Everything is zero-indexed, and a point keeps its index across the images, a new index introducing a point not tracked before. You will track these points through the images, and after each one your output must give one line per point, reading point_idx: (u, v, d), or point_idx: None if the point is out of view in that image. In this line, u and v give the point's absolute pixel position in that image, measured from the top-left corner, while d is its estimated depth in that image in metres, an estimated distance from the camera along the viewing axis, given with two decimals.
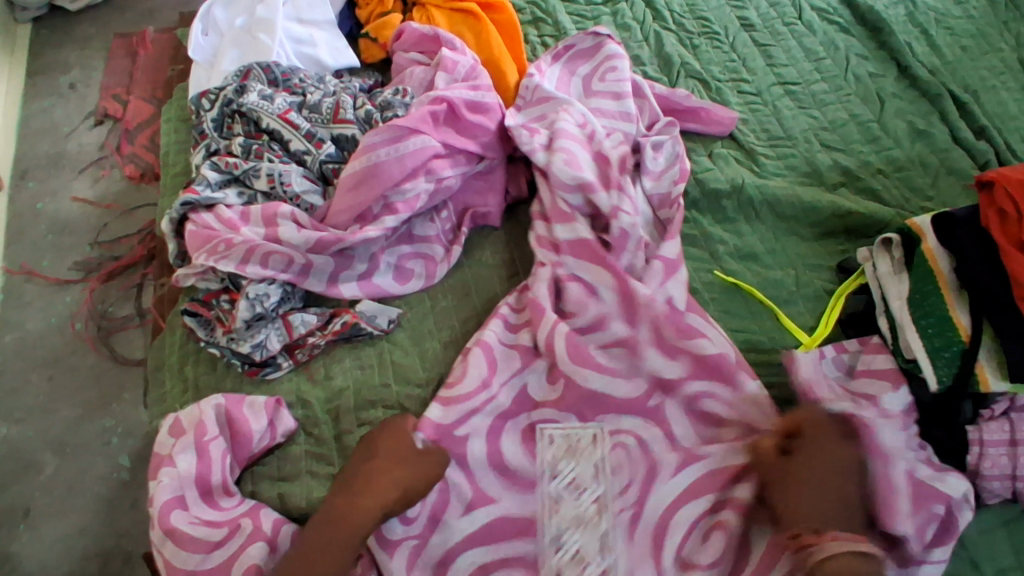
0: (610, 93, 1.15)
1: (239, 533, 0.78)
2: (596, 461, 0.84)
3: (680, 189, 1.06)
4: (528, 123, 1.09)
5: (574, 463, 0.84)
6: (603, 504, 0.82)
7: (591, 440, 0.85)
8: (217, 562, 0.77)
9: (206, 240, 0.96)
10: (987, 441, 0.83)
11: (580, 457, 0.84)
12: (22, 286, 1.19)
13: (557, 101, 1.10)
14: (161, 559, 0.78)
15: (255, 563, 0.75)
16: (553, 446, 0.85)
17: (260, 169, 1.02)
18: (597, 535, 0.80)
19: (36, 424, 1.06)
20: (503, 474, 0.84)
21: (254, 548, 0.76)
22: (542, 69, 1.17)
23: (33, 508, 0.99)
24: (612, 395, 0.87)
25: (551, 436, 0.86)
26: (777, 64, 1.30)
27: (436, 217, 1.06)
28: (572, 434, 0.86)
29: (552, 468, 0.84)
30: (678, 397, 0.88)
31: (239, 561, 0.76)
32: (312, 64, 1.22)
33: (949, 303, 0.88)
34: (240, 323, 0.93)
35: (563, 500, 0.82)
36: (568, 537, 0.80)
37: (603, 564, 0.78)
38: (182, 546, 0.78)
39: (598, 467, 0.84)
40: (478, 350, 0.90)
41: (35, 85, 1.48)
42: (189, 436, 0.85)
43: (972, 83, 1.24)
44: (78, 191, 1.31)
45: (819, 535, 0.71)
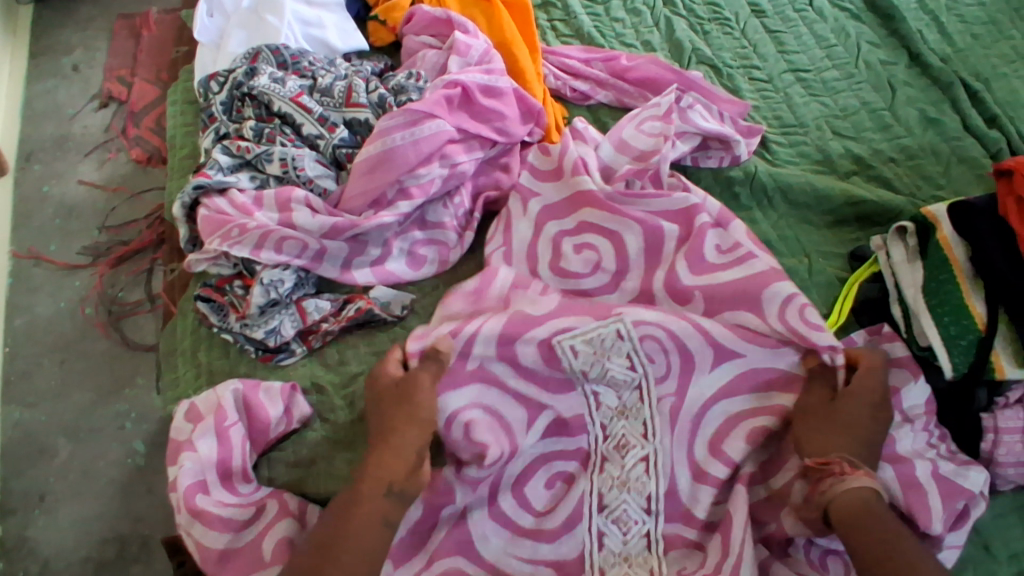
0: (589, 245, 0.97)
1: (267, 511, 0.80)
2: (644, 421, 0.84)
3: (704, 220, 0.94)
4: (505, 249, 0.99)
5: (605, 362, 0.85)
6: (652, 462, 0.82)
7: (614, 338, 0.85)
8: (248, 539, 0.78)
9: (219, 226, 0.95)
10: (1002, 428, 0.83)
11: (630, 417, 0.84)
12: (31, 271, 1.18)
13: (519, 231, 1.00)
14: (191, 541, 0.78)
15: (286, 537, 0.77)
16: (578, 357, 0.85)
17: (273, 153, 1.01)
18: (638, 425, 0.84)
19: (49, 409, 1.05)
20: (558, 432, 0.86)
21: (284, 523, 0.79)
22: (508, 229, 1.01)
23: (49, 493, 0.98)
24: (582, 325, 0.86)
25: (597, 395, 0.85)
26: (788, 50, 1.29)
27: (449, 202, 1.04)
28: (594, 335, 0.85)
29: (606, 431, 0.84)
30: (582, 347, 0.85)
31: (270, 536, 0.77)
32: (321, 48, 1.20)
33: (965, 292, 0.87)
34: (254, 309, 0.93)
35: (610, 459, 0.83)
36: (612, 497, 0.81)
37: (645, 526, 0.80)
38: (211, 526, 0.78)
39: (632, 357, 0.85)
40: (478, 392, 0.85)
41: (38, 66, 1.46)
42: (208, 421, 0.85)
43: (983, 71, 1.24)
44: (84, 174, 1.29)
45: (852, 470, 0.72)
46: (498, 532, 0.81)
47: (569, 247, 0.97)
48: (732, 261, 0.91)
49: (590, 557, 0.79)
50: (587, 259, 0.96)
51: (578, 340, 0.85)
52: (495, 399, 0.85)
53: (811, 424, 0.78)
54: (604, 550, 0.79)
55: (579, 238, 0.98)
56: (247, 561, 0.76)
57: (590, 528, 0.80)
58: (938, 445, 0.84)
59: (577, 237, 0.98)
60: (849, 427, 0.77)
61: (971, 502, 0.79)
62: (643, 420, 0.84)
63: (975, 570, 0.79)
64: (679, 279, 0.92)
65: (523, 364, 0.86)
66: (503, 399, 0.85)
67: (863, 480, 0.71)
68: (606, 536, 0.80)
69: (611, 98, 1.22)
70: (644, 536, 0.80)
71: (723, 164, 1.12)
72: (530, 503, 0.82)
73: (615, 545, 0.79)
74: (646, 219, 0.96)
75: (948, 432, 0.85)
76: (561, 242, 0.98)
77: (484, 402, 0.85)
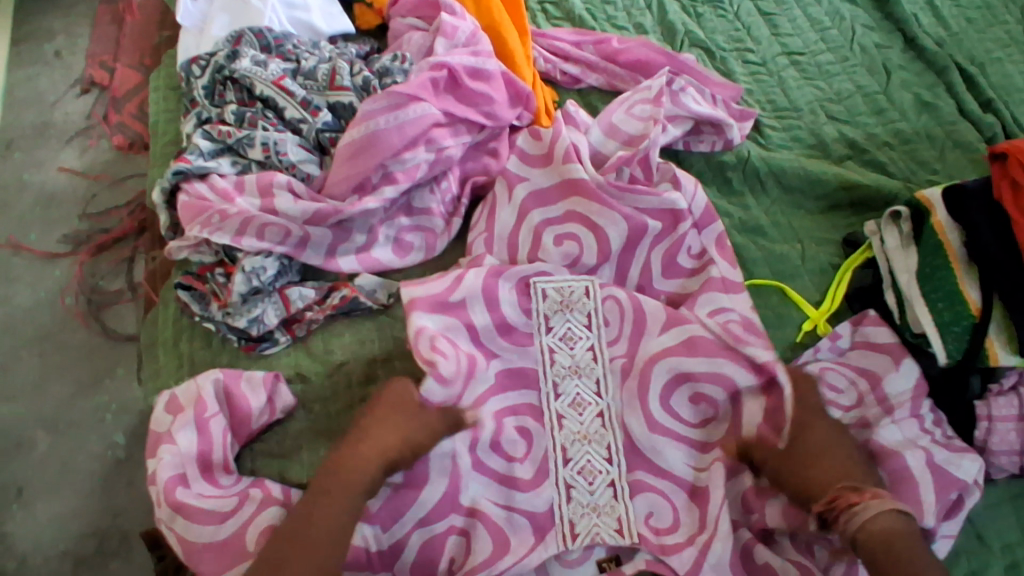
0: (572, 239, 0.95)
1: (249, 501, 0.78)
2: (598, 378, 0.86)
3: (687, 225, 0.95)
4: (488, 242, 0.96)
5: (566, 318, 0.89)
6: (607, 418, 0.84)
7: (582, 293, 0.90)
8: (231, 532, 0.76)
9: (200, 212, 0.93)
10: (996, 416, 0.80)
11: (585, 376, 0.86)
12: (10, 260, 1.15)
13: (502, 221, 0.98)
14: (173, 535, 0.76)
15: (272, 525, 0.76)
16: (547, 301, 0.89)
17: (254, 138, 0.98)
18: (592, 381, 0.86)
19: (28, 401, 1.02)
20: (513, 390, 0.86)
21: (268, 512, 0.77)
22: (491, 217, 0.98)
23: (27, 487, 0.95)
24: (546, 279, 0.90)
25: (552, 352, 0.88)
26: (782, 33, 1.27)
27: (436, 187, 1.02)
28: (565, 287, 0.90)
29: (556, 388, 0.86)
30: (552, 310, 0.89)
31: (254, 527, 0.76)
32: (306, 31, 1.17)
33: (959, 278, 0.84)
34: (236, 297, 0.91)
35: (567, 419, 0.84)
36: (575, 452, 0.82)
37: (610, 475, 0.81)
38: (193, 519, 0.76)
39: (592, 317, 0.89)
40: (446, 355, 0.82)
41: (19, 52, 1.43)
42: (188, 413, 0.83)
43: (978, 55, 1.22)
44: (65, 161, 1.26)
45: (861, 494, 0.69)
46: (479, 481, 0.81)
47: (551, 240, 0.95)
48: (708, 261, 0.94)
49: (561, 510, 0.80)
50: (567, 253, 0.94)
51: (549, 285, 0.90)
52: (459, 343, 0.86)
53: (823, 429, 0.77)
54: (571, 501, 0.80)
55: (556, 232, 0.96)
56: (229, 554, 0.75)
57: (555, 481, 0.81)
58: (931, 431, 0.81)
59: (561, 233, 0.96)
60: (837, 435, 0.76)
61: (965, 492, 0.77)
62: (597, 377, 0.86)
63: (969, 560, 0.77)
64: (652, 283, 0.95)
65: (501, 312, 0.88)
66: (463, 341, 0.87)
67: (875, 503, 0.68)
68: (574, 490, 0.81)
69: (602, 82, 1.20)
70: (610, 486, 0.81)
71: (716, 149, 1.10)
72: (501, 458, 0.82)
73: (584, 496, 0.80)
74: (633, 216, 0.94)
75: (944, 415, 0.83)
76: (546, 235, 0.96)
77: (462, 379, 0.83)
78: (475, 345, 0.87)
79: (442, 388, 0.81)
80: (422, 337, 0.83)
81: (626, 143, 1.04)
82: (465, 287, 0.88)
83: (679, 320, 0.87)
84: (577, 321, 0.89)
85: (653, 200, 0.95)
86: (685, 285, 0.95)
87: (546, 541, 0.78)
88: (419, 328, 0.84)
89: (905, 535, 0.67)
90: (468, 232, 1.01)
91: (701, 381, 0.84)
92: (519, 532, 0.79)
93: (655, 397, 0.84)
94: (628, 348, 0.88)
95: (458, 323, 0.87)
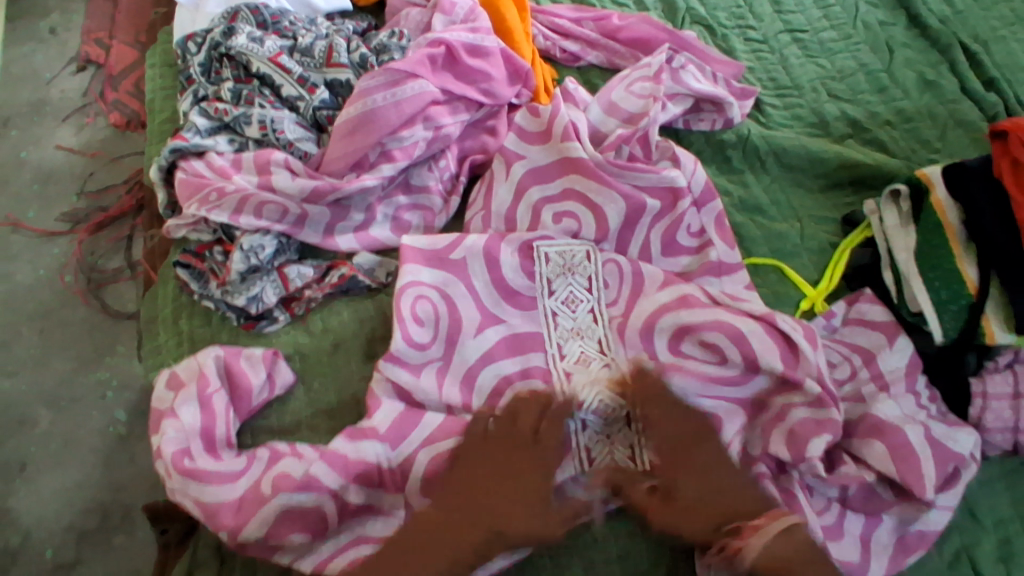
0: (570, 217, 0.95)
1: (258, 461, 0.79)
2: (600, 338, 0.89)
3: (688, 203, 0.95)
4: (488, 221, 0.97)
5: (568, 282, 0.92)
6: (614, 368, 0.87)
7: (584, 257, 0.93)
8: (247, 488, 0.76)
9: (197, 190, 0.93)
10: (990, 393, 0.80)
11: (587, 338, 0.89)
12: (9, 238, 1.14)
13: (500, 200, 0.97)
14: (188, 503, 0.76)
15: (288, 472, 0.77)
16: (549, 264, 0.92)
17: (251, 115, 0.98)
18: (594, 341, 0.89)
19: (28, 378, 1.02)
20: (518, 343, 0.88)
21: (283, 462, 0.78)
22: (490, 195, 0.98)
23: (30, 462, 0.96)
24: (549, 243, 0.93)
25: (555, 313, 0.90)
26: (785, 10, 1.26)
27: (435, 165, 1.02)
28: (567, 252, 0.93)
29: (561, 346, 0.88)
30: (553, 271, 0.92)
31: (270, 478, 0.77)
32: (302, 7, 1.15)
33: (957, 258, 0.84)
34: (234, 275, 0.91)
35: (575, 371, 0.86)
36: (588, 394, 0.83)
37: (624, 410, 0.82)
38: (208, 483, 0.76)
39: (592, 280, 0.92)
40: (446, 322, 0.87)
41: (13, 29, 1.41)
42: (190, 389, 0.83)
43: (982, 33, 1.21)
44: (63, 139, 1.26)
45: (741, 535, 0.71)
46: None
47: (547, 219, 0.95)
48: (708, 242, 0.94)
49: (577, 436, 0.82)
50: (566, 229, 0.95)
51: (552, 249, 0.93)
52: (458, 308, 0.88)
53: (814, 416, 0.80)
54: (586, 429, 0.82)
55: (556, 207, 0.96)
56: (249, 507, 0.75)
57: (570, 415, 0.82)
58: (928, 406, 0.81)
59: (560, 211, 0.96)
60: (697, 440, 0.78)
61: (962, 464, 0.77)
62: (598, 337, 0.89)
63: (960, 537, 0.78)
64: (652, 260, 0.95)
65: (501, 274, 0.90)
66: (462, 301, 0.89)
67: (758, 539, 0.70)
68: (587, 421, 0.82)
69: (602, 59, 1.19)
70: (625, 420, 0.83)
71: (716, 127, 1.09)
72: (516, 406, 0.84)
73: (597, 427, 0.82)
74: (631, 194, 0.94)
75: (939, 392, 0.83)
76: (543, 210, 0.96)
77: (461, 339, 0.87)
78: (475, 303, 0.89)
79: (419, 352, 0.85)
80: (415, 305, 0.86)
81: (624, 122, 1.03)
82: (465, 247, 0.90)
83: (675, 282, 0.90)
84: (580, 282, 0.92)
85: (652, 178, 0.95)
86: (686, 263, 0.95)
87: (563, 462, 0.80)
88: (416, 297, 0.87)
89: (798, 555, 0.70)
90: (466, 211, 1.01)
91: (700, 331, 0.84)
92: None
93: (659, 351, 0.86)
94: (626, 308, 0.91)
95: (457, 288, 0.89)
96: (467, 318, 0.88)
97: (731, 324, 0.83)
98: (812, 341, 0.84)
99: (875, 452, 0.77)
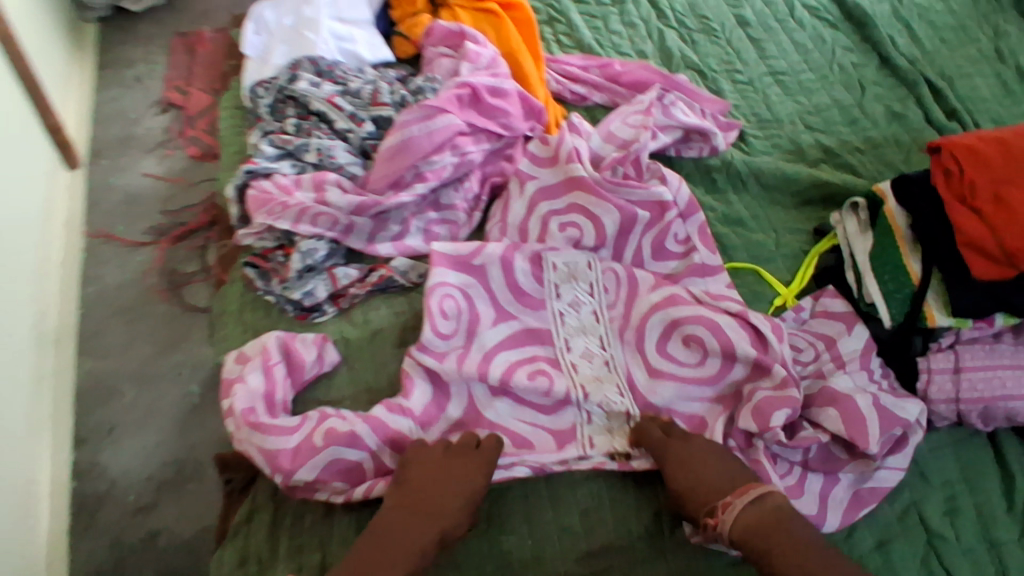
0: (574, 227, 1.11)
1: (309, 419, 0.95)
2: (602, 337, 1.03)
3: (674, 213, 1.11)
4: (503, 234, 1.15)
5: (573, 288, 1.06)
6: (613, 365, 1.01)
7: (586, 266, 1.08)
8: (300, 439, 0.92)
9: (264, 204, 1.12)
10: (934, 369, 0.94)
11: (591, 335, 1.03)
12: (101, 248, 1.35)
13: (515, 213, 1.15)
14: (252, 449, 0.92)
15: (333, 428, 0.93)
16: (557, 272, 1.07)
17: (310, 144, 1.19)
18: (596, 338, 1.03)
19: (116, 361, 1.21)
20: (529, 340, 1.03)
21: (329, 422, 0.94)
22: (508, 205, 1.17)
23: (117, 426, 1.14)
24: (557, 254, 1.08)
25: (562, 317, 1.04)
26: (769, 56, 1.44)
27: (460, 187, 1.20)
28: (572, 262, 1.08)
29: (567, 343, 1.02)
30: (560, 277, 1.07)
31: (319, 434, 0.92)
32: (352, 59, 1.37)
33: (904, 255, 0.99)
34: (293, 273, 1.10)
35: (580, 365, 1.00)
36: (596, 391, 0.97)
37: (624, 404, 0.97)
38: (269, 434, 0.93)
39: (593, 286, 1.07)
40: (467, 318, 1.03)
41: (105, 77, 1.67)
42: (256, 361, 1.00)
43: (948, 71, 1.37)
44: (147, 168, 1.49)
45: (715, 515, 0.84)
46: (507, 405, 0.98)
47: (553, 226, 1.12)
48: (692, 248, 1.10)
49: (581, 427, 0.96)
50: (570, 236, 1.11)
51: (559, 259, 1.08)
52: (477, 309, 1.04)
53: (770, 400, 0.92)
54: (592, 422, 0.97)
55: (559, 216, 1.13)
56: (301, 455, 0.91)
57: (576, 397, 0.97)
58: (880, 381, 0.96)
59: (566, 222, 1.12)
60: (689, 450, 0.90)
61: (908, 430, 0.91)
62: (599, 335, 1.03)
63: (910, 494, 0.91)
64: (644, 264, 1.11)
65: (516, 279, 1.06)
66: (480, 299, 1.05)
67: (732, 513, 0.83)
68: (591, 415, 0.97)
69: (606, 99, 1.37)
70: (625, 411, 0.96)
71: (704, 154, 1.26)
72: (526, 396, 0.98)
73: (599, 417, 0.97)
74: (625, 207, 1.11)
75: (892, 371, 0.97)
76: (548, 219, 1.13)
77: (478, 330, 1.02)
78: (492, 304, 1.05)
79: (443, 342, 1.01)
80: (442, 302, 1.02)
81: (619, 147, 1.21)
82: (485, 255, 1.06)
83: (664, 284, 1.05)
84: (582, 288, 1.07)
85: (644, 193, 1.12)
86: (673, 266, 1.11)
87: (567, 449, 0.94)
88: (443, 295, 1.02)
89: (769, 520, 0.82)
90: (486, 224, 1.19)
91: (684, 328, 1.00)
92: (543, 441, 0.96)
93: (651, 347, 1.01)
94: (623, 309, 1.05)
95: (478, 291, 1.05)
96: (484, 316, 1.04)
97: (715, 320, 0.98)
98: (780, 335, 0.98)
99: (830, 419, 0.90)
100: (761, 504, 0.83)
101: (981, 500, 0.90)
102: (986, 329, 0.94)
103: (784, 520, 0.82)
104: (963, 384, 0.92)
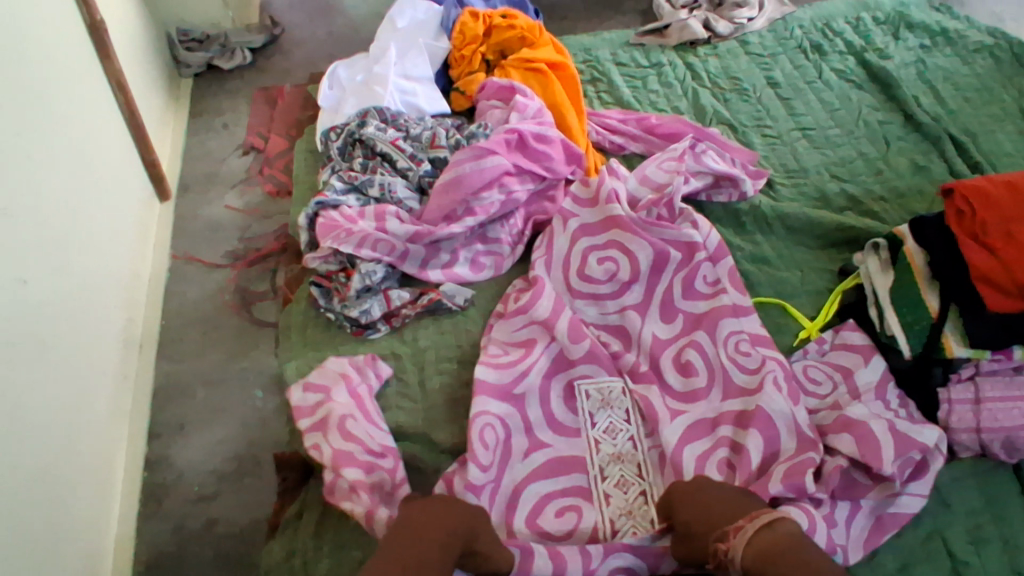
0: (613, 263, 1.21)
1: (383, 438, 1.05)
2: (639, 464, 1.05)
3: (704, 254, 1.20)
4: (544, 270, 1.23)
5: (608, 414, 1.09)
6: (649, 495, 1.02)
7: (620, 392, 1.10)
8: (371, 452, 1.02)
9: (332, 230, 1.26)
10: (955, 399, 0.98)
11: (626, 461, 1.05)
12: (183, 267, 1.51)
13: (558, 242, 1.26)
14: (327, 450, 1.03)
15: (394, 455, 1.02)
16: (590, 400, 1.10)
17: (374, 180, 1.33)
18: (633, 465, 1.04)
19: (189, 366, 1.34)
20: (562, 465, 1.04)
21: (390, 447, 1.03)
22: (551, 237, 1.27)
23: (186, 424, 1.26)
24: (591, 377, 1.12)
25: (598, 446, 1.06)
26: (797, 113, 1.55)
27: (506, 223, 1.32)
28: (604, 388, 1.11)
29: (602, 471, 1.04)
30: (596, 402, 1.10)
31: (381, 454, 1.02)
32: (414, 111, 1.54)
33: (922, 290, 1.04)
34: (353, 292, 1.22)
35: (613, 495, 1.02)
36: (622, 523, 0.99)
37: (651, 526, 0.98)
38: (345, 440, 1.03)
39: (629, 413, 1.09)
40: (505, 427, 1.06)
41: (196, 123, 1.88)
42: (349, 381, 1.12)
43: (972, 128, 1.44)
44: (228, 201, 1.66)
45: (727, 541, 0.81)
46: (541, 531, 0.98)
47: (592, 260, 1.22)
48: (722, 289, 1.17)
49: None
50: (607, 268, 1.21)
51: (591, 386, 1.11)
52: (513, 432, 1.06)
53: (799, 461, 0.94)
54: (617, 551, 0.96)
55: (600, 261, 1.22)
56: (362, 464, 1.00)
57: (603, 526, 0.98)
58: (897, 409, 1.00)
59: (609, 261, 1.21)
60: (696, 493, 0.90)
61: (929, 456, 0.94)
62: (637, 462, 1.05)
63: (932, 520, 0.93)
64: (675, 300, 1.19)
65: (551, 408, 1.09)
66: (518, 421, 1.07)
67: (741, 536, 0.79)
68: None
69: (642, 149, 1.49)
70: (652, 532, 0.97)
71: (732, 199, 1.35)
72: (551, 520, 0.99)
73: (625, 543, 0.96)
74: (658, 244, 1.20)
75: (913, 401, 1.01)
76: (585, 250, 1.24)
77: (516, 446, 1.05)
78: (532, 422, 1.08)
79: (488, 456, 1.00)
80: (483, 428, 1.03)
81: (652, 189, 1.32)
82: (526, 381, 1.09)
83: (699, 395, 1.07)
84: (618, 412, 1.09)
85: (677, 232, 1.21)
86: (701, 304, 1.18)
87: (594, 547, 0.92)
88: (483, 417, 1.04)
89: (782, 541, 0.78)
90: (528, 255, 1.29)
91: (710, 454, 1.00)
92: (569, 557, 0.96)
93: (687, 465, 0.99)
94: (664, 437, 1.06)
95: (518, 405, 1.08)
96: (517, 445, 1.05)
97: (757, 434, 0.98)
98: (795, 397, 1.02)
99: (847, 446, 0.94)
100: (770, 528, 0.79)
101: (1006, 529, 0.91)
102: (1005, 361, 0.99)
103: (797, 543, 0.77)
104: (983, 414, 0.96)
